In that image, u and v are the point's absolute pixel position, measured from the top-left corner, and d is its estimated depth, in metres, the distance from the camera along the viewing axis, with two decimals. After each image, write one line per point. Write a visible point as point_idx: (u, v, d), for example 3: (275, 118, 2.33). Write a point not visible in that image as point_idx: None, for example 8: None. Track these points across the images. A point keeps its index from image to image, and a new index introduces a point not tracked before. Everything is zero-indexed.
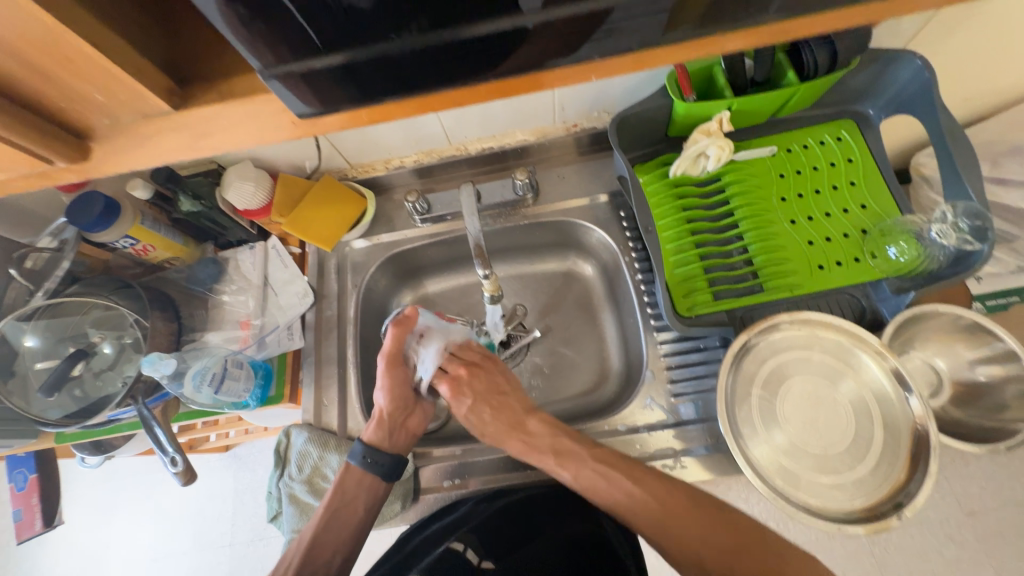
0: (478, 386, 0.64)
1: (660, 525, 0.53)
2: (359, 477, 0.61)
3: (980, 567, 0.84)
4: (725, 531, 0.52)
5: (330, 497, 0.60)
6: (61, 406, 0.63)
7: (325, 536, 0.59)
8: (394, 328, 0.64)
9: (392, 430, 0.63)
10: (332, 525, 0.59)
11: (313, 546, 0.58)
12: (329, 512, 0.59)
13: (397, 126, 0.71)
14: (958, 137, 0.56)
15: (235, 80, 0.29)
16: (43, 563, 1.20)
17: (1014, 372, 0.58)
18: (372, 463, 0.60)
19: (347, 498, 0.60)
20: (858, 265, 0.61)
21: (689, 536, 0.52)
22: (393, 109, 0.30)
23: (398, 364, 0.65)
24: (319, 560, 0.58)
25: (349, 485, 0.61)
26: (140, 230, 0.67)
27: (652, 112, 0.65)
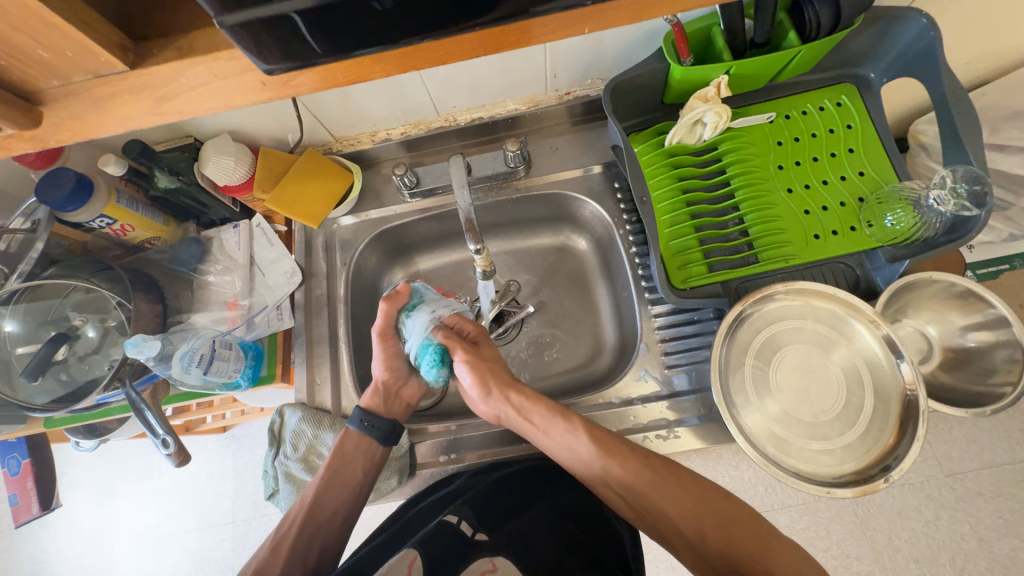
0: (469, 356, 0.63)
1: (653, 498, 0.54)
2: (357, 441, 0.62)
3: (958, 524, 0.87)
4: (717, 502, 0.53)
5: (331, 460, 0.62)
6: (48, 391, 0.62)
7: (326, 498, 0.61)
8: (384, 303, 0.64)
9: (387, 398, 0.66)
10: (331, 486, 0.61)
11: (314, 506, 0.60)
12: (328, 474, 0.61)
13: (382, 96, 0.68)
14: (961, 99, 0.55)
15: (191, 37, 0.29)
16: (46, 544, 1.22)
17: (1003, 338, 0.59)
18: (367, 428, 0.62)
19: (347, 460, 0.62)
20: (854, 234, 0.61)
21: (678, 509, 0.53)
22: (370, 64, 0.30)
23: (390, 339, 0.66)
24: (321, 517, 0.61)
25: (347, 449, 0.62)
26: (116, 209, 0.64)
27: (647, 77, 0.63)
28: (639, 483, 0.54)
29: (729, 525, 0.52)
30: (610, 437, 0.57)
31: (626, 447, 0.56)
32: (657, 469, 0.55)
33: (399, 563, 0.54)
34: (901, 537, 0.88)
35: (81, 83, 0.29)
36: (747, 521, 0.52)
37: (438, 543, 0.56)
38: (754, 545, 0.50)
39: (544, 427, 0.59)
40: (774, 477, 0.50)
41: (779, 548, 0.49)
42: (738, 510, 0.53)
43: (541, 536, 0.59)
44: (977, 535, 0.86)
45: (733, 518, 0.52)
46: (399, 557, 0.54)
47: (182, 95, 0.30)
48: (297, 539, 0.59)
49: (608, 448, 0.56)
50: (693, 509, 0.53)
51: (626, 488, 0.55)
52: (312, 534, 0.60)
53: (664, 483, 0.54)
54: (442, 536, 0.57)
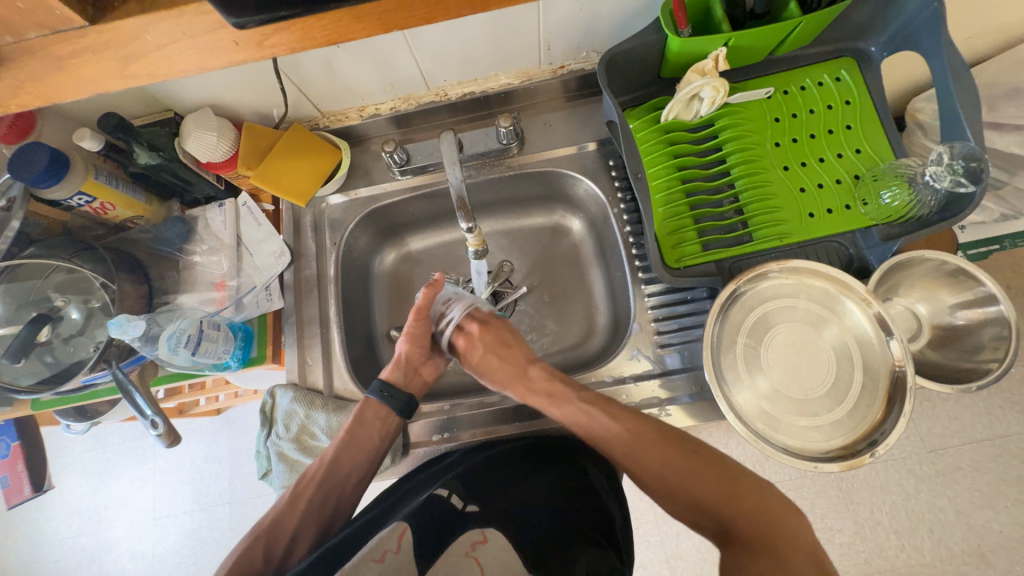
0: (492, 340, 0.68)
1: (627, 456, 0.55)
2: (377, 410, 0.63)
3: (937, 497, 0.90)
4: (687, 458, 0.53)
5: (350, 426, 0.61)
6: (33, 372, 0.60)
7: (341, 461, 0.61)
8: (427, 289, 0.66)
9: (407, 372, 0.67)
10: (348, 450, 0.61)
11: (330, 466, 0.61)
12: (345, 437, 0.61)
13: (369, 67, 0.65)
14: (960, 73, 0.54)
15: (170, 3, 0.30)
16: (42, 525, 1.22)
17: (991, 315, 0.59)
18: (388, 398, 0.63)
19: (367, 426, 0.62)
20: (849, 212, 0.60)
21: (655, 465, 0.53)
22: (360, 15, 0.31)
23: (424, 318, 0.67)
24: (337, 475, 0.61)
25: (365, 416, 0.62)
26: (94, 185, 0.61)
27: (643, 50, 0.61)
28: (615, 447, 0.55)
29: (694, 475, 0.52)
30: (592, 405, 0.58)
31: (609, 414, 0.57)
32: (632, 431, 0.55)
33: (388, 536, 0.53)
34: (882, 510, 0.91)
35: (37, 40, 0.30)
36: (713, 470, 0.52)
37: (429, 515, 0.56)
38: (718, 494, 0.50)
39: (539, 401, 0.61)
40: (762, 452, 0.51)
41: (739, 495, 0.50)
42: (702, 461, 0.53)
43: (535, 513, 0.60)
44: (954, 507, 0.89)
45: (703, 469, 0.52)
46: (388, 531, 0.53)
47: (149, 55, 0.32)
48: (315, 493, 0.60)
49: (593, 419, 0.57)
50: (665, 463, 0.53)
51: (606, 449, 0.56)
52: (328, 489, 0.61)
53: (640, 441, 0.54)
54: (434, 508, 0.57)
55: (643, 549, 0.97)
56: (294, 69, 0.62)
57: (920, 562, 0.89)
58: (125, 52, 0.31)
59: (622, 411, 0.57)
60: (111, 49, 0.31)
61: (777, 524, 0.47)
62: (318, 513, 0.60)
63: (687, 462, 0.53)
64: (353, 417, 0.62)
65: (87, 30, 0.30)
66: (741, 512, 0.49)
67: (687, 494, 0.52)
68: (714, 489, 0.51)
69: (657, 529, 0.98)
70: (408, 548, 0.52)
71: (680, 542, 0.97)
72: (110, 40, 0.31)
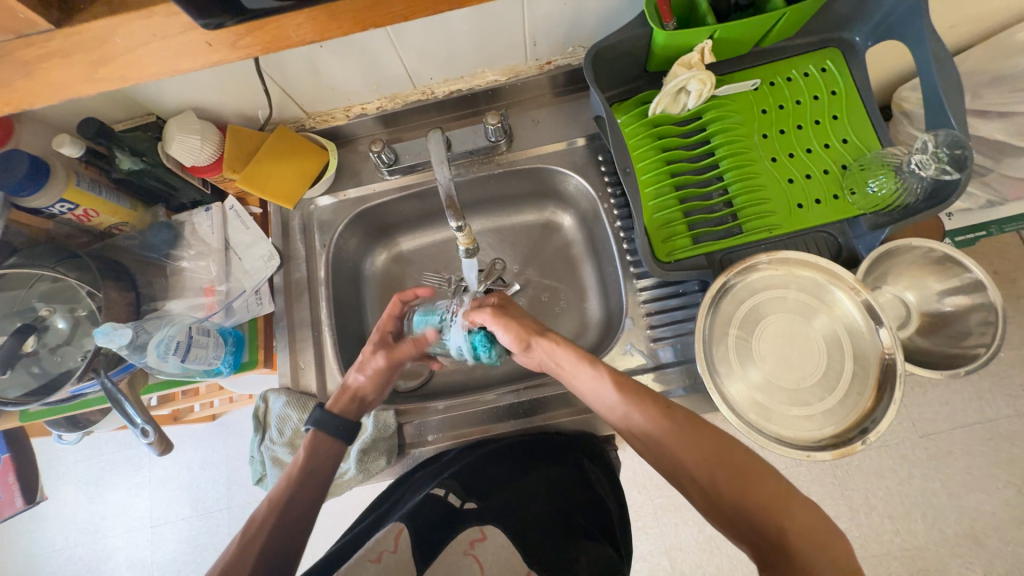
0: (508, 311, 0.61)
1: (673, 448, 0.47)
2: (320, 441, 0.57)
3: (930, 481, 0.91)
4: (739, 456, 0.45)
5: (303, 458, 0.55)
6: (21, 384, 0.59)
7: (295, 501, 0.53)
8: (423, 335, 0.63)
9: (360, 403, 0.62)
10: (303, 485, 0.54)
11: (288, 497, 0.53)
12: (301, 469, 0.55)
13: (353, 66, 0.64)
14: (943, 60, 0.54)
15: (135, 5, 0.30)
16: (39, 537, 1.21)
17: (979, 301, 0.60)
18: (334, 429, 0.57)
19: (323, 460, 0.56)
20: (837, 202, 0.61)
21: (698, 463, 0.46)
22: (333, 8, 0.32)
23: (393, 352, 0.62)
24: (292, 518, 0.52)
25: (321, 448, 0.57)
26: (77, 193, 0.60)
27: (629, 44, 0.60)
28: (660, 434, 0.48)
29: (746, 478, 0.44)
30: (638, 388, 0.51)
31: (655, 400, 0.50)
32: (681, 419, 0.48)
33: (385, 537, 0.52)
34: (876, 495, 0.92)
35: (2, 44, 0.30)
36: (767, 477, 0.44)
37: (426, 515, 0.56)
38: (771, 502, 0.43)
39: (571, 373, 0.55)
40: (755, 444, 0.52)
41: (792, 507, 0.42)
42: (755, 464, 0.45)
43: (533, 503, 0.60)
44: (947, 490, 0.90)
45: (753, 471, 0.44)
46: (384, 531, 0.53)
47: (121, 56, 0.32)
48: (271, 539, 0.50)
49: (640, 403, 0.50)
50: (714, 457, 0.46)
51: (647, 436, 0.49)
52: (284, 532, 0.51)
53: (689, 430, 0.47)
54: (430, 506, 0.57)
55: (642, 542, 0.98)
56: (277, 69, 0.61)
57: (914, 545, 0.90)
58: (97, 54, 0.31)
59: (670, 404, 0.50)
60: (82, 53, 0.31)
61: (834, 549, 0.40)
62: (276, 562, 0.49)
63: (741, 462, 0.45)
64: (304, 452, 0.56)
65: (54, 33, 0.30)
66: (796, 526, 0.41)
67: (736, 497, 0.43)
68: (768, 497, 0.43)
69: (656, 521, 0.99)
70: (405, 547, 0.52)
71: (679, 533, 0.98)
72: (79, 42, 0.30)
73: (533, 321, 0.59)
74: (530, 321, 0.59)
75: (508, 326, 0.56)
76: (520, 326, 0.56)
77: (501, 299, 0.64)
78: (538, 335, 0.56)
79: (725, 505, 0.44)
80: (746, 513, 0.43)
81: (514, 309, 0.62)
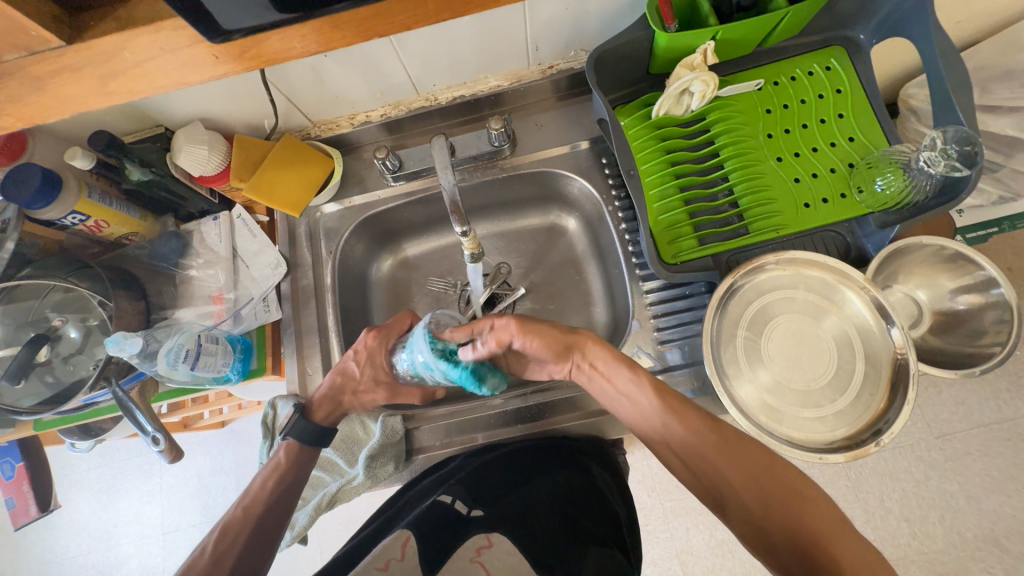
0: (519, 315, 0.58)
1: (720, 463, 0.47)
2: (297, 452, 0.59)
3: (947, 483, 0.89)
4: (791, 478, 0.45)
5: (282, 472, 0.58)
6: (35, 393, 0.61)
7: (267, 514, 0.55)
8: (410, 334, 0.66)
9: (335, 403, 0.63)
10: (277, 499, 0.56)
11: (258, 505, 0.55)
12: (282, 484, 0.57)
13: (357, 74, 0.65)
14: (950, 55, 0.54)
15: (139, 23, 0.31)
16: (52, 545, 1.22)
17: (992, 299, 0.59)
18: (315, 441, 0.60)
19: (300, 476, 0.58)
20: (844, 201, 0.60)
21: (743, 481, 0.45)
22: (337, 19, 0.34)
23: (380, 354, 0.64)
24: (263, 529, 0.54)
25: (301, 463, 0.59)
26: (88, 205, 0.62)
27: (631, 46, 0.60)
28: (706, 450, 0.48)
29: (795, 502, 0.43)
30: (684, 402, 0.51)
31: (703, 415, 0.50)
32: (730, 438, 0.48)
33: (392, 545, 0.52)
34: (891, 497, 0.90)
35: (14, 61, 0.32)
36: (819, 503, 0.43)
37: (432, 522, 0.56)
38: (822, 526, 0.41)
39: (609, 377, 0.54)
40: (765, 446, 0.51)
41: (844, 536, 0.41)
42: (805, 486, 0.44)
43: (538, 510, 0.59)
44: (965, 493, 0.89)
45: (804, 494, 0.44)
46: (391, 541, 0.53)
47: (129, 69, 0.33)
48: (244, 549, 0.52)
49: (684, 417, 0.50)
50: (765, 478, 0.45)
51: (690, 450, 0.48)
52: (256, 542, 0.53)
53: (738, 448, 0.47)
54: (437, 512, 0.57)
55: (653, 546, 0.97)
56: (283, 79, 0.62)
57: (931, 549, 0.88)
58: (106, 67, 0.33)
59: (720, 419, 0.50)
60: (91, 67, 0.33)
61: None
62: (247, 568, 0.51)
63: (793, 485, 0.44)
64: (280, 464, 0.58)
65: (65, 49, 0.32)
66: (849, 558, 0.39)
67: (785, 520, 0.43)
68: (821, 524, 0.41)
69: (666, 525, 0.98)
70: (412, 556, 0.51)
71: (690, 538, 0.97)
72: (88, 58, 0.32)
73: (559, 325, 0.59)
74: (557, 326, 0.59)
75: (538, 333, 0.55)
76: (550, 329, 0.56)
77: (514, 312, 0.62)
78: (571, 336, 0.56)
79: (772, 530, 0.43)
80: (795, 539, 0.42)
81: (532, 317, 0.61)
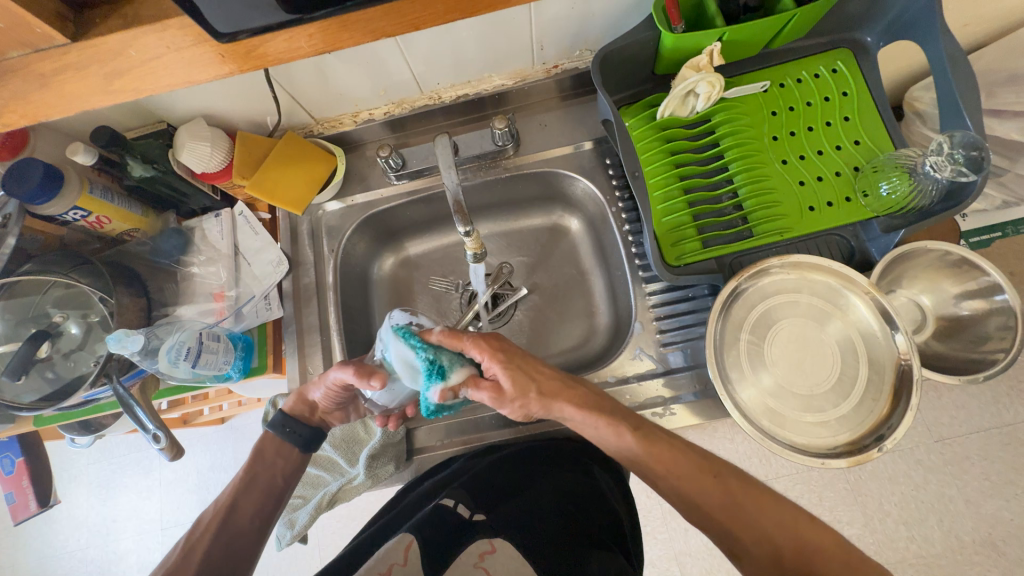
0: (510, 358, 0.52)
1: (725, 518, 0.47)
2: (263, 442, 0.59)
3: (946, 487, 0.89)
4: (801, 528, 0.46)
5: (250, 463, 0.57)
6: (35, 389, 0.60)
7: (240, 505, 0.54)
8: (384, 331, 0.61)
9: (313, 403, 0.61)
10: (249, 492, 0.55)
11: (234, 506, 0.54)
12: (250, 476, 0.56)
13: (361, 73, 0.65)
14: (958, 60, 0.53)
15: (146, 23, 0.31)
16: (52, 538, 1.22)
17: (997, 305, 0.59)
18: (282, 429, 0.59)
19: (267, 466, 0.57)
20: (849, 205, 0.60)
21: (749, 532, 0.46)
22: (349, 19, 0.34)
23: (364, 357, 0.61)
24: (237, 526, 0.53)
25: (266, 454, 0.58)
26: (90, 200, 0.61)
27: (637, 47, 0.60)
28: (709, 505, 0.48)
29: (808, 555, 0.44)
30: (677, 452, 0.50)
31: (699, 464, 0.50)
32: (733, 489, 0.49)
33: (395, 548, 0.54)
34: (890, 501, 0.90)
35: (18, 59, 0.32)
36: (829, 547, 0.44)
37: (434, 526, 0.56)
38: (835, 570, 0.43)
39: (599, 439, 0.53)
40: (768, 450, 0.51)
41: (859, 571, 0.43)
42: (815, 533, 0.45)
43: (540, 513, 0.59)
44: (964, 497, 0.89)
45: (816, 544, 0.45)
46: (394, 542, 0.54)
47: (135, 68, 0.33)
48: (217, 546, 0.51)
49: (683, 471, 0.50)
50: (776, 532, 0.46)
51: (693, 505, 0.49)
52: (232, 540, 0.52)
53: (744, 501, 0.48)
54: (440, 517, 0.57)
55: (651, 547, 0.97)
56: (286, 77, 0.62)
57: (929, 552, 0.88)
58: (111, 65, 0.33)
59: (719, 465, 0.51)
60: (96, 65, 0.33)
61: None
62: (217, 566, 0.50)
63: (804, 537, 0.45)
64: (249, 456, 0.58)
65: (70, 46, 0.32)
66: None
67: (800, 572, 0.44)
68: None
69: (665, 526, 0.98)
70: (415, 560, 0.53)
71: (689, 538, 0.97)
72: (93, 56, 0.32)
73: (543, 387, 0.53)
74: (538, 390, 0.52)
75: (509, 407, 0.53)
76: (523, 405, 0.52)
77: (500, 347, 0.53)
78: (559, 400, 0.52)
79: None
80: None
81: (517, 365, 0.52)
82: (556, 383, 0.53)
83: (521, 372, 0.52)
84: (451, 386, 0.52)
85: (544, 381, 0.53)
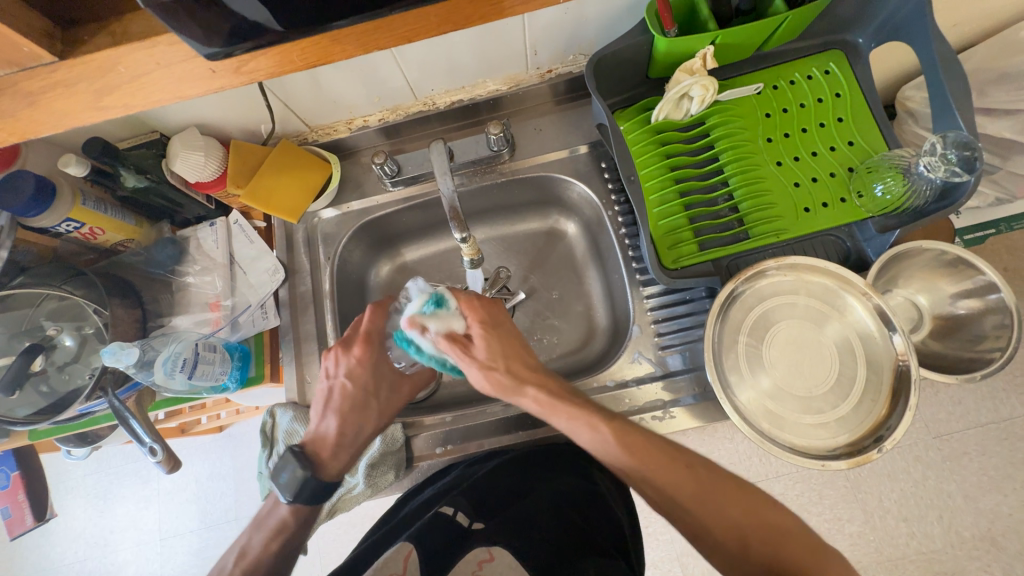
0: (490, 330, 0.56)
1: (695, 508, 0.48)
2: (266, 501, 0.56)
3: (945, 483, 0.89)
4: (767, 517, 0.47)
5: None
6: (30, 403, 0.60)
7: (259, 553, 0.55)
8: (374, 308, 0.62)
9: (341, 447, 0.60)
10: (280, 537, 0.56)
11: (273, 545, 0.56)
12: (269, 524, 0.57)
13: (355, 80, 0.64)
14: (949, 61, 0.53)
15: (133, 43, 0.32)
16: (48, 552, 1.21)
17: (992, 304, 0.59)
18: (313, 495, 0.57)
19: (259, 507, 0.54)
20: (844, 206, 0.60)
21: (721, 523, 0.47)
22: (341, 35, 0.34)
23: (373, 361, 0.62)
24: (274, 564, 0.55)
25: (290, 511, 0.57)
26: (83, 212, 0.61)
27: (630, 51, 0.60)
28: (680, 495, 0.48)
29: (773, 540, 0.45)
30: (647, 441, 0.50)
31: (665, 452, 0.50)
32: (703, 478, 0.49)
33: (394, 558, 0.53)
34: (890, 498, 0.90)
35: (6, 77, 0.31)
36: (794, 535, 0.45)
37: (432, 535, 0.57)
38: (800, 558, 0.44)
39: (569, 433, 0.53)
40: (767, 453, 0.50)
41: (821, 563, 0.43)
42: (780, 520, 0.47)
43: (538, 522, 0.61)
44: (962, 492, 0.89)
45: (780, 530, 0.46)
46: (393, 552, 0.54)
47: (126, 84, 0.33)
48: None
49: (655, 460, 0.49)
50: (743, 519, 0.47)
51: (664, 495, 0.48)
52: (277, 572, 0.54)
53: (713, 491, 0.48)
54: (440, 525, 0.58)
55: (653, 549, 0.97)
56: (279, 86, 0.62)
57: (929, 549, 0.89)
58: (101, 83, 0.33)
59: (692, 455, 0.51)
60: (86, 83, 0.33)
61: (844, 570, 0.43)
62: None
63: (769, 524, 0.46)
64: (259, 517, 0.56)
65: (57, 65, 0.32)
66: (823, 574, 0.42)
67: (768, 558, 0.44)
68: (802, 559, 0.44)
69: (666, 527, 0.98)
70: (415, 568, 0.53)
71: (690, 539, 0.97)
72: (83, 73, 0.32)
73: (513, 366, 0.55)
74: (507, 367, 0.54)
75: (475, 374, 0.54)
76: (487, 377, 0.54)
77: (488, 317, 0.57)
78: (529, 384, 0.54)
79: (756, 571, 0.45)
80: None
81: (494, 338, 0.56)
82: (530, 371, 0.55)
83: (501, 348, 0.56)
84: (424, 321, 0.54)
85: (517, 363, 0.55)
